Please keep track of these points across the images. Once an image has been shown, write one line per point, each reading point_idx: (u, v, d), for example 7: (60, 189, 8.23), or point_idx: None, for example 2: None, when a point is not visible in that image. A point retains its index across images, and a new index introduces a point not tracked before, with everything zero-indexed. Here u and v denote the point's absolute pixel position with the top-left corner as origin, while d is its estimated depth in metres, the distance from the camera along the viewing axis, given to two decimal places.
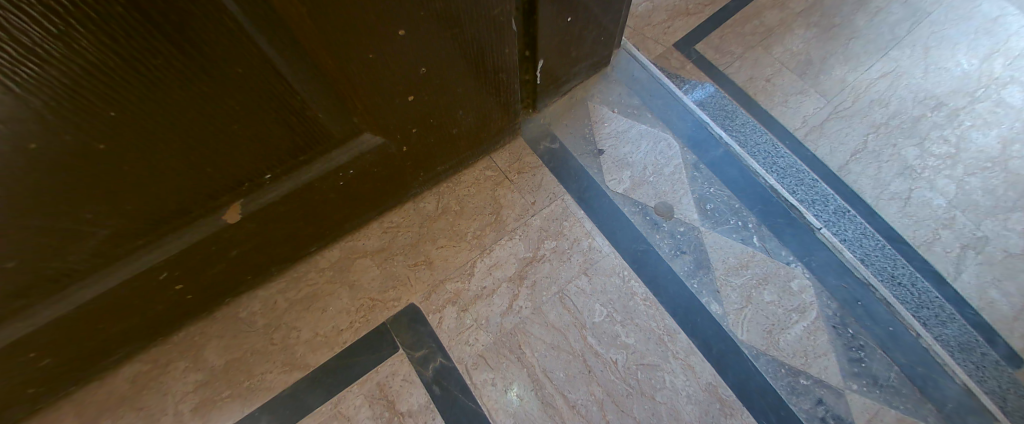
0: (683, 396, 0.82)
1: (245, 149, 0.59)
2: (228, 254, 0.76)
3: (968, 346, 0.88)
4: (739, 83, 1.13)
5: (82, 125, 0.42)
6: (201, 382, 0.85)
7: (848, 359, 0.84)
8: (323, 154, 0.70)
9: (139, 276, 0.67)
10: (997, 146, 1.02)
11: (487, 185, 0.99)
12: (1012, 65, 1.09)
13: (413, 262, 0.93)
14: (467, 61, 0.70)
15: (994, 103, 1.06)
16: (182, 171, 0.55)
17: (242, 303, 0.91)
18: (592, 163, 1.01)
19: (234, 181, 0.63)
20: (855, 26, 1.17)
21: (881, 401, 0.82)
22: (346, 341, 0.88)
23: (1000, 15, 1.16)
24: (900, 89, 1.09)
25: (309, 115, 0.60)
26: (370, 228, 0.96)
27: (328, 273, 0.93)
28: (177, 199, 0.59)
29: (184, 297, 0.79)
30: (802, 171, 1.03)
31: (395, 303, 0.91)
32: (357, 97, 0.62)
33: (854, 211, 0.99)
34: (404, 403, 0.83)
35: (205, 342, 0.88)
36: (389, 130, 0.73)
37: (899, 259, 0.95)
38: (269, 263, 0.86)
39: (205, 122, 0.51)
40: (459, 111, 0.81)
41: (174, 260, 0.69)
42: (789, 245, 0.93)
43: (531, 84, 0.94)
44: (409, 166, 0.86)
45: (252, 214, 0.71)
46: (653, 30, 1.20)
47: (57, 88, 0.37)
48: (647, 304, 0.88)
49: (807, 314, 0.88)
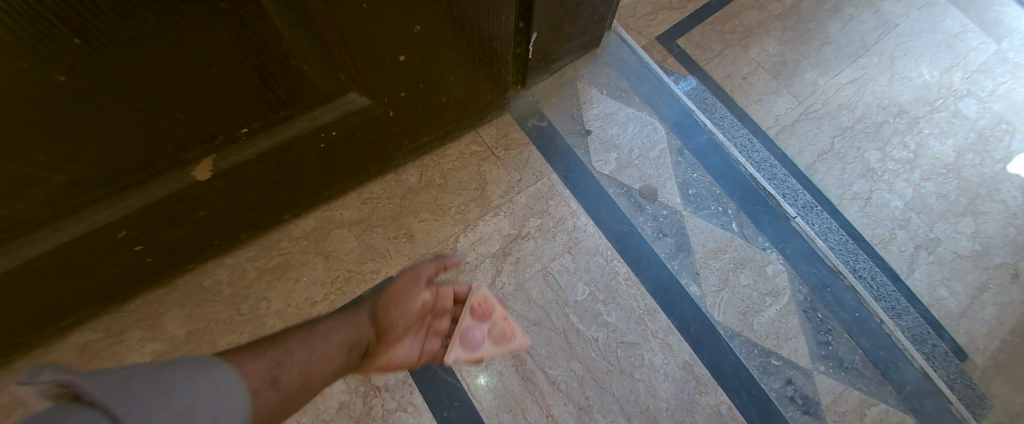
0: (661, 373, 0.83)
1: (222, 98, 0.55)
2: (195, 215, 0.71)
3: (921, 336, 0.93)
4: (718, 80, 1.15)
5: (42, 50, 0.38)
6: (161, 352, 0.81)
7: (817, 342, 0.88)
8: (306, 111, 0.66)
9: (96, 233, 0.62)
10: (952, 155, 1.07)
11: (473, 161, 0.97)
12: (970, 79, 1.14)
13: (393, 235, 0.91)
14: (461, 24, 0.67)
15: (952, 114, 1.11)
16: (151, 116, 0.51)
17: (207, 270, 0.86)
18: (579, 144, 1.00)
19: (208, 134, 0.59)
20: (828, 31, 1.20)
21: (846, 382, 0.86)
22: (320, 313, 0.85)
23: (962, 31, 1.20)
24: (866, 95, 1.12)
25: (294, 66, 0.57)
26: (350, 198, 0.93)
27: (303, 243, 0.89)
28: (144, 147, 0.55)
29: (143, 259, 0.73)
30: (776, 166, 1.07)
31: (373, 276, 0.88)
32: (347, 51, 0.59)
33: (821, 207, 1.03)
34: (381, 377, 0.81)
35: (164, 311, 0.83)
36: (377, 91, 0.70)
37: (860, 255, 0.99)
38: (238, 229, 0.82)
39: (180, 62, 0.47)
40: (449, 79, 0.79)
41: (135, 217, 0.64)
42: (766, 232, 0.96)
43: (523, 59, 0.93)
44: (394, 133, 0.83)
45: (224, 172, 0.66)
46: (637, 22, 1.20)
47: (16, 6, 0.33)
48: (629, 284, 0.89)
49: (780, 298, 0.91)
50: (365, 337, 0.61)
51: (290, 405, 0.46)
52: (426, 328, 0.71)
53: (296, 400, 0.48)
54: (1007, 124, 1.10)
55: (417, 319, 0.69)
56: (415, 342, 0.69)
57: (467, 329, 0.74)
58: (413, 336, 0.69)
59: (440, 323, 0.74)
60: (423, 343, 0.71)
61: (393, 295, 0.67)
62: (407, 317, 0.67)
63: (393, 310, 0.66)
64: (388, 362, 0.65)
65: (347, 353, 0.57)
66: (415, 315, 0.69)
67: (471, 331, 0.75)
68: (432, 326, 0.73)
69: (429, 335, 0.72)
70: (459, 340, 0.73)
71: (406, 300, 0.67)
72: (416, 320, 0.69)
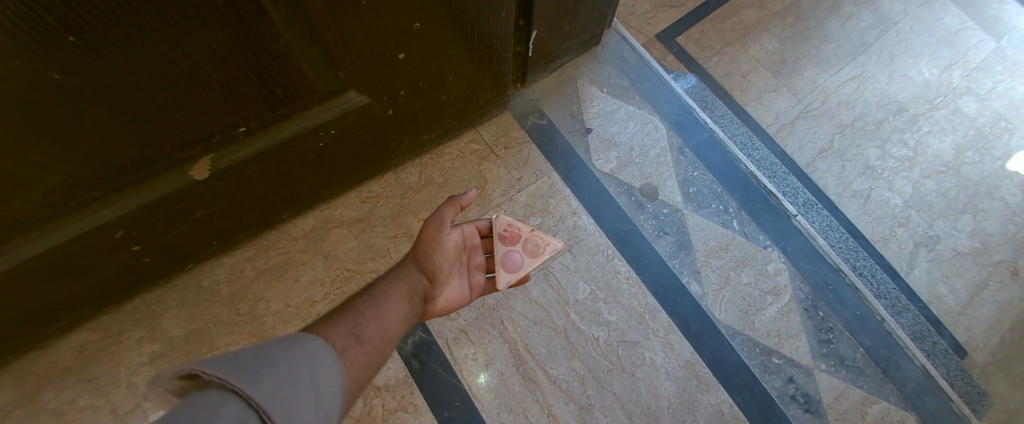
0: (662, 372, 0.83)
1: (220, 97, 0.54)
2: (193, 214, 0.70)
3: (921, 334, 0.93)
4: (717, 78, 1.14)
5: (37, 48, 0.37)
6: (159, 352, 0.80)
7: (818, 340, 0.88)
8: (305, 110, 0.65)
9: (92, 233, 0.61)
10: (952, 152, 1.07)
11: (472, 159, 0.96)
12: (969, 77, 1.14)
13: (393, 234, 0.90)
14: (461, 22, 0.67)
15: (951, 112, 1.10)
16: (147, 114, 0.50)
17: (205, 270, 0.85)
18: (579, 142, 1.00)
19: (206, 133, 0.58)
20: (827, 29, 1.19)
21: (847, 380, 0.86)
22: (319, 313, 0.85)
23: (961, 29, 1.19)
24: (866, 93, 1.12)
25: (292, 64, 0.56)
26: (349, 198, 0.92)
27: (301, 243, 0.88)
28: (140, 147, 0.54)
29: (141, 259, 0.73)
30: (776, 164, 1.06)
31: (373, 275, 0.88)
32: (345, 49, 0.58)
33: (821, 204, 1.03)
34: (381, 377, 0.81)
35: (162, 311, 0.82)
36: (376, 89, 0.70)
37: (861, 252, 0.99)
38: (236, 229, 0.81)
39: (177, 59, 0.46)
40: (448, 77, 0.78)
41: (132, 217, 0.63)
42: (766, 230, 0.96)
43: (522, 57, 0.92)
44: (393, 132, 0.83)
45: (222, 171, 0.66)
46: (637, 20, 1.19)
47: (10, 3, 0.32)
48: (630, 283, 0.89)
49: (781, 296, 0.91)
50: (417, 284, 0.62)
51: (381, 352, 0.49)
52: (463, 266, 0.73)
53: (384, 346, 0.50)
54: (1006, 122, 1.10)
55: (454, 260, 0.69)
56: (461, 282, 0.72)
57: (506, 251, 0.77)
58: (456, 276, 0.71)
59: (475, 258, 0.76)
60: (468, 280, 0.74)
61: (423, 242, 0.66)
62: (445, 260, 0.67)
63: (429, 257, 0.65)
64: (445, 303, 0.68)
65: (408, 300, 0.58)
66: (451, 257, 0.68)
67: (512, 253, 0.77)
68: (467, 263, 0.75)
69: (469, 271, 0.75)
70: (501, 265, 0.76)
71: (437, 245, 0.66)
72: (454, 261, 0.69)
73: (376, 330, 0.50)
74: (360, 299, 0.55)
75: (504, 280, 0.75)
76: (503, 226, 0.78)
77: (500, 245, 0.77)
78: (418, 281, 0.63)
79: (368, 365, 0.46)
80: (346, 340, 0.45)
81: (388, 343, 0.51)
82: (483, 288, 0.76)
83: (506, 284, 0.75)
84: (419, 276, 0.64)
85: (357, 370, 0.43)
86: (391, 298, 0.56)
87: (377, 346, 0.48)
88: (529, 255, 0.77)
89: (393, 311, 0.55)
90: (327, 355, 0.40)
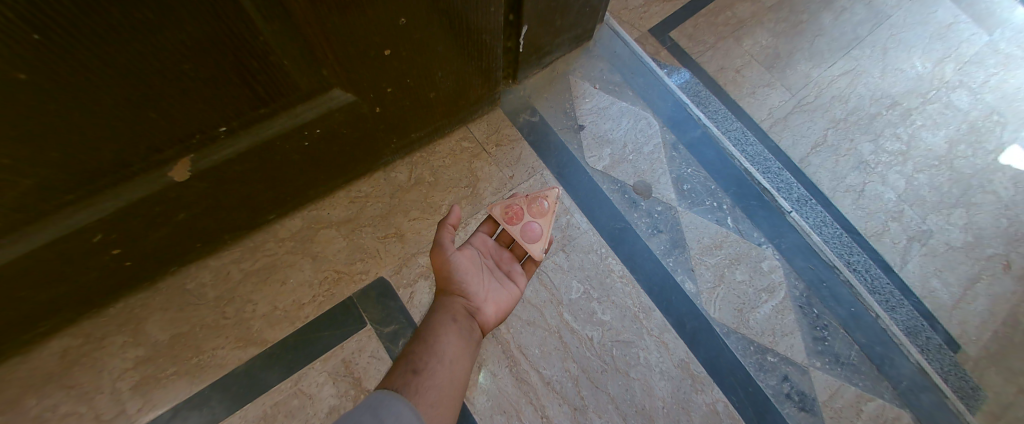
0: (656, 372, 0.82)
1: (198, 96, 0.52)
2: (174, 217, 0.68)
3: (915, 329, 0.93)
4: (711, 73, 1.13)
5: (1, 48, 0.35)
6: (142, 358, 0.78)
7: (813, 338, 0.87)
8: (289, 108, 0.64)
9: (68, 238, 0.59)
10: (945, 146, 1.06)
11: (463, 157, 0.95)
12: (962, 70, 1.14)
13: (383, 235, 0.89)
14: (449, 17, 0.65)
15: (944, 105, 1.10)
16: (121, 114, 0.48)
17: (190, 273, 0.83)
18: (572, 139, 0.98)
19: (184, 133, 0.56)
20: (821, 23, 1.18)
21: (842, 377, 0.85)
22: (308, 316, 0.83)
23: (954, 22, 1.19)
24: (859, 87, 1.11)
25: (273, 61, 0.54)
26: (337, 197, 0.90)
27: (289, 244, 0.87)
28: (115, 148, 0.52)
29: (122, 263, 0.71)
30: (769, 159, 1.06)
31: (362, 276, 0.86)
32: (328, 45, 0.56)
33: (815, 200, 1.02)
34: (371, 380, 0.80)
35: (146, 315, 0.80)
36: (362, 86, 0.68)
37: (855, 248, 0.98)
38: (220, 231, 0.79)
39: (150, 58, 0.44)
40: (437, 74, 0.76)
41: (110, 220, 0.61)
42: (760, 227, 0.95)
43: (513, 52, 0.90)
44: (381, 130, 0.81)
45: (203, 173, 0.64)
46: (630, 14, 1.18)
47: None
48: (623, 281, 0.88)
49: (775, 293, 0.90)
50: (455, 307, 0.64)
51: (444, 378, 0.54)
52: (493, 268, 0.73)
53: (448, 373, 0.55)
54: (999, 116, 1.10)
55: (477, 269, 0.69)
56: (499, 282, 0.72)
57: (520, 228, 0.76)
58: (492, 280, 0.71)
59: (500, 257, 0.76)
60: (505, 277, 0.73)
61: (439, 270, 0.67)
62: (467, 274, 0.67)
63: (450, 280, 0.66)
64: (495, 307, 0.69)
65: (452, 325, 0.61)
66: (472, 268, 0.68)
67: (528, 226, 0.76)
68: (497, 263, 0.75)
69: (503, 269, 0.75)
70: (523, 240, 0.75)
71: (451, 267, 0.66)
72: (478, 269, 0.69)
73: (433, 362, 0.55)
74: (415, 341, 0.59)
75: (536, 250, 0.75)
76: (503, 212, 0.77)
77: (512, 227, 0.76)
78: (454, 303, 0.65)
79: (435, 393, 0.51)
80: (407, 381, 0.51)
81: (450, 368, 0.56)
82: (524, 275, 0.76)
83: (541, 252, 0.75)
84: (453, 298, 0.66)
85: (425, 402, 0.49)
86: (438, 330, 0.60)
87: (439, 375, 0.54)
88: (539, 217, 0.77)
89: (443, 340, 0.58)
90: (397, 401, 0.47)
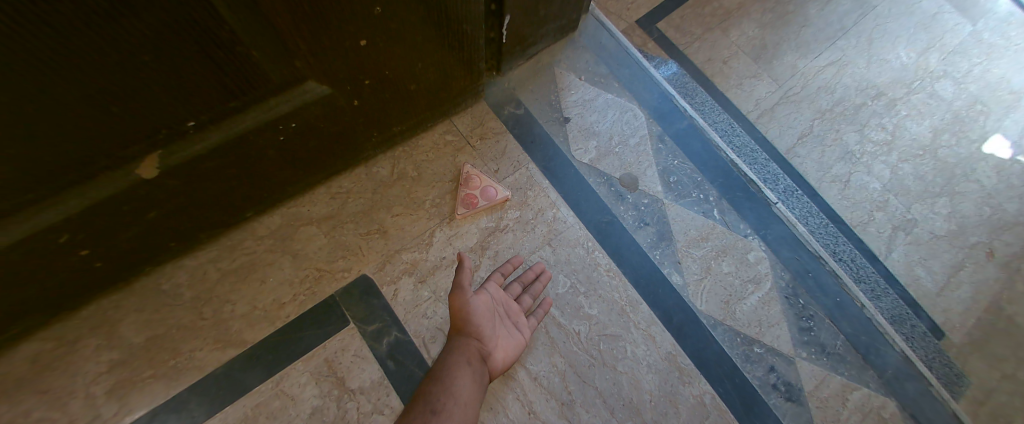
0: (644, 365, 0.82)
1: (161, 89, 0.49)
2: (145, 215, 0.66)
3: (900, 317, 0.93)
4: (698, 64, 1.12)
5: None
6: (117, 361, 0.76)
7: (799, 329, 0.88)
8: (260, 102, 0.61)
9: (31, 239, 0.57)
10: (929, 135, 1.07)
11: (448, 151, 0.93)
12: (946, 60, 1.14)
13: (365, 231, 0.87)
14: (428, 6, 0.63)
15: (928, 95, 1.10)
16: (78, 109, 0.46)
17: (165, 273, 0.81)
18: (557, 132, 0.97)
19: (149, 128, 0.54)
20: (807, 14, 1.18)
21: (828, 367, 0.86)
22: (289, 315, 0.81)
23: (938, 12, 1.19)
24: (845, 78, 1.11)
25: (241, 52, 0.52)
26: (317, 193, 0.88)
27: (268, 242, 0.85)
28: (77, 144, 0.50)
29: (92, 264, 0.69)
30: (756, 150, 1.05)
31: (345, 274, 0.84)
32: (300, 36, 0.54)
33: (802, 191, 1.02)
34: (355, 379, 0.78)
35: (121, 317, 0.78)
36: (338, 78, 0.66)
37: (841, 238, 0.99)
38: (195, 229, 0.77)
39: (105, 48, 0.41)
40: (417, 65, 0.75)
41: (75, 221, 0.59)
42: (747, 218, 0.95)
43: (496, 43, 0.89)
44: (361, 123, 0.79)
45: (173, 170, 0.62)
46: (617, 5, 1.16)
47: None
48: (610, 275, 0.87)
49: (762, 284, 0.90)
50: (469, 350, 0.63)
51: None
52: (504, 315, 0.72)
53: (464, 417, 0.54)
54: (982, 105, 1.10)
55: (490, 314, 0.69)
56: (509, 330, 0.72)
57: (484, 195, 0.89)
58: (503, 328, 0.70)
59: (512, 306, 0.75)
60: (513, 324, 0.73)
61: (455, 313, 0.65)
62: (482, 318, 0.66)
63: (467, 323, 0.65)
64: (503, 352, 0.69)
65: (467, 367, 0.61)
66: (486, 313, 0.68)
67: (488, 190, 0.89)
68: (507, 311, 0.74)
69: (513, 316, 0.74)
70: (492, 198, 0.89)
71: (468, 311, 0.65)
72: (492, 313, 0.69)
73: (450, 404, 0.55)
74: (428, 381, 0.59)
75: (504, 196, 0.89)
76: (466, 208, 0.88)
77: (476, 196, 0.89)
78: (469, 346, 0.64)
79: None
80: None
81: (466, 411, 0.56)
82: (529, 325, 0.77)
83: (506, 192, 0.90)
84: (469, 341, 0.64)
85: None
86: (453, 374, 0.59)
87: (458, 420, 0.53)
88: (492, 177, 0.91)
89: (459, 383, 0.58)
90: None
